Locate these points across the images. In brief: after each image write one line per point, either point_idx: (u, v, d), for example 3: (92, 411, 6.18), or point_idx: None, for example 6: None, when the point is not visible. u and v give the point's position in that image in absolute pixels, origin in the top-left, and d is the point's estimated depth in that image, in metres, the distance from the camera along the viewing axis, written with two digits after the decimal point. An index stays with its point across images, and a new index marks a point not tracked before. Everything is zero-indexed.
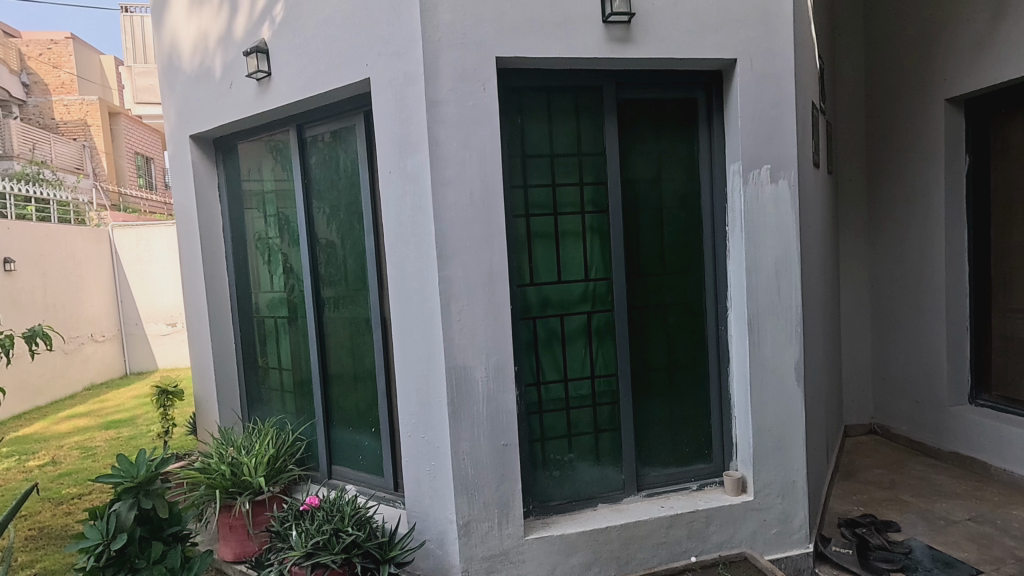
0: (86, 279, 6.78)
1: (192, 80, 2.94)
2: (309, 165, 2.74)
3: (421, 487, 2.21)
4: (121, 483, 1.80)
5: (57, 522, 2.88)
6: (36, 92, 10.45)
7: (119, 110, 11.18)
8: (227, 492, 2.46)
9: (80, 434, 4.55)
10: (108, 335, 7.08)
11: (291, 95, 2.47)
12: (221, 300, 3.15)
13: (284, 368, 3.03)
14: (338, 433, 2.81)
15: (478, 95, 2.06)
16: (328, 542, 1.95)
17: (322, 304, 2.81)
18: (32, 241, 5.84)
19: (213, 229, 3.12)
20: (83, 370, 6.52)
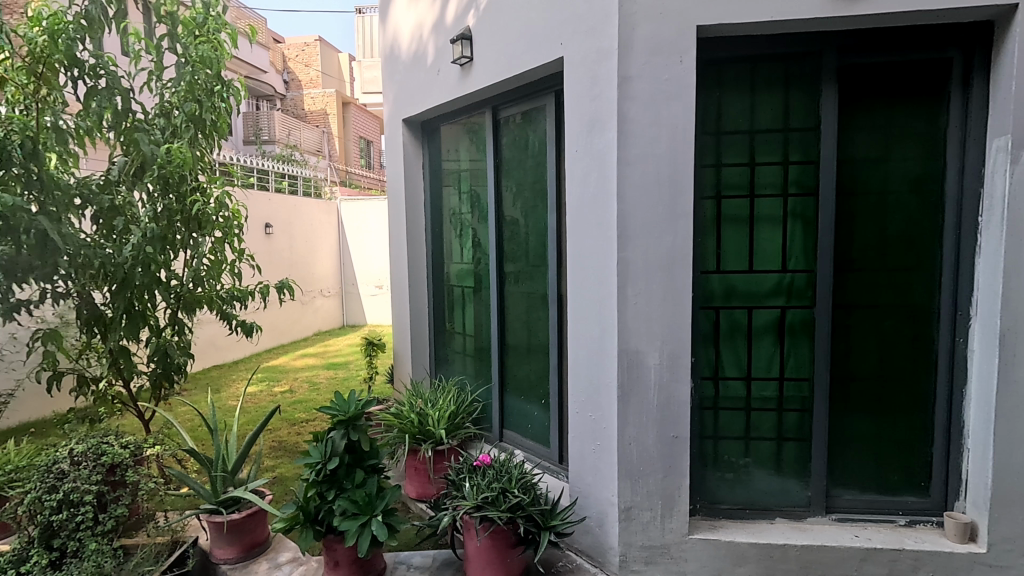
0: (320, 244, 8.13)
1: (408, 68, 3.29)
2: (501, 145, 2.89)
3: (585, 463, 2.25)
4: (336, 415, 2.11)
5: (291, 439, 3.56)
6: (292, 88, 12.65)
7: (350, 100, 13.10)
8: (415, 438, 2.78)
9: (309, 371, 5.53)
10: (332, 291, 8.45)
11: (489, 77, 2.62)
12: (418, 268, 3.52)
13: (468, 334, 3.29)
14: (510, 400, 2.98)
15: (674, 67, 1.95)
16: (496, 499, 2.08)
17: (504, 277, 2.97)
18: (286, 210, 7.21)
19: (417, 203, 3.49)
20: (314, 318, 7.91)
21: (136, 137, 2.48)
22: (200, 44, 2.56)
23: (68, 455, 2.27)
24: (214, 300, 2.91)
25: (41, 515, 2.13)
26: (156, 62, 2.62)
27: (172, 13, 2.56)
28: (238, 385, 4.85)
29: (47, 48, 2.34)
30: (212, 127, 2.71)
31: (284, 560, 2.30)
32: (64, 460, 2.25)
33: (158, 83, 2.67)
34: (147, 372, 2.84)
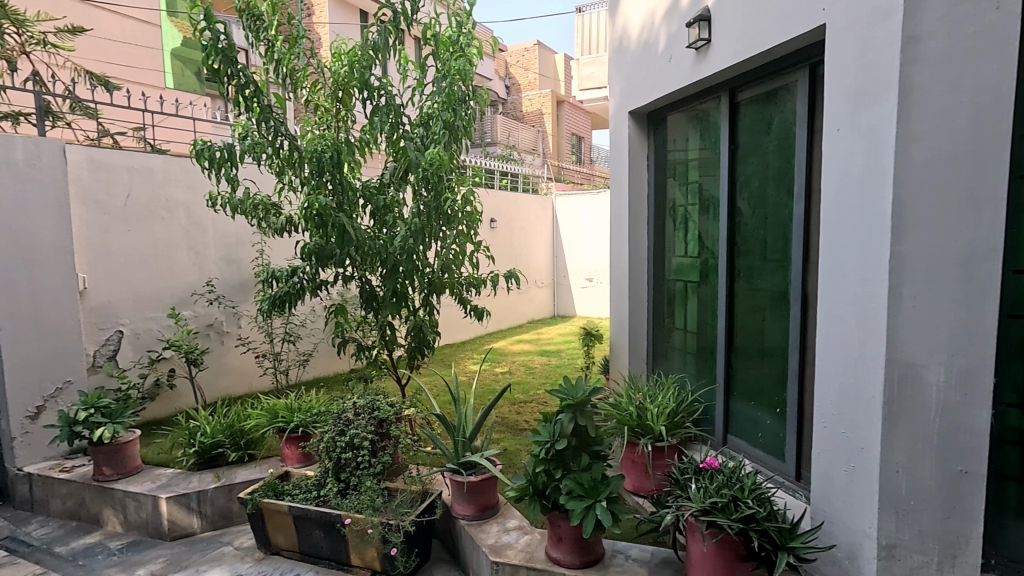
0: (536, 237, 8.62)
1: (637, 59, 3.26)
2: (738, 131, 2.70)
3: (833, 486, 1.98)
4: (565, 400, 2.22)
5: (513, 416, 3.86)
6: (513, 92, 13.67)
7: (564, 98, 13.57)
8: (633, 431, 2.77)
9: (526, 355, 5.92)
10: (545, 282, 8.92)
11: (728, 59, 2.46)
12: (639, 261, 3.48)
13: (689, 331, 3.16)
14: (737, 404, 2.77)
15: (986, 18, 1.58)
16: (726, 506, 1.97)
17: (734, 273, 2.76)
18: (508, 205, 7.83)
19: (639, 195, 3.45)
20: (528, 306, 8.45)
21: (406, 146, 2.93)
22: (456, 58, 2.90)
23: (352, 406, 2.79)
24: (456, 286, 3.28)
25: (334, 452, 2.66)
26: (420, 80, 3.05)
27: (435, 35, 2.95)
28: (466, 363, 5.43)
29: (346, 77, 2.93)
30: (461, 131, 3.05)
31: (512, 526, 2.51)
32: (349, 410, 2.77)
33: (421, 97, 3.10)
34: (405, 344, 3.34)
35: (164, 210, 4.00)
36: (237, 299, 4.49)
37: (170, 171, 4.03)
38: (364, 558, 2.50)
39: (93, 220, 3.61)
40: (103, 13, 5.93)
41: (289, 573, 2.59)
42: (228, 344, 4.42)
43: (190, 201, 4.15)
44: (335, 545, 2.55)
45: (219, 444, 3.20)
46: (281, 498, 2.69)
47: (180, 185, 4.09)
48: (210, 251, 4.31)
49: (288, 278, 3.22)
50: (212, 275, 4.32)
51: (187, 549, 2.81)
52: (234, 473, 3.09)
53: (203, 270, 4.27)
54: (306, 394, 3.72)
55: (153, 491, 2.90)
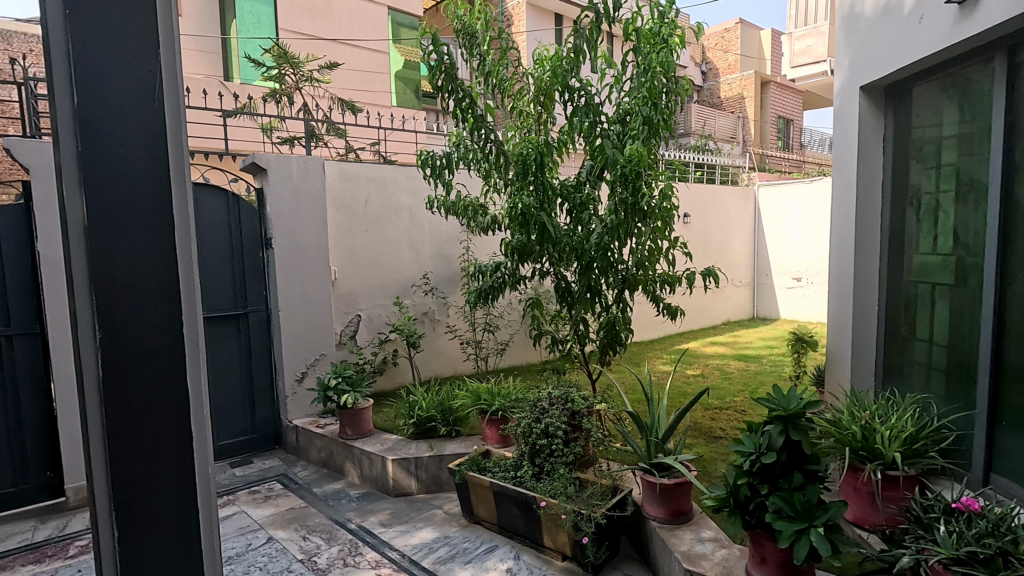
0: (735, 232, 7.98)
1: (874, 23, 2.79)
2: (1017, 99, 2.17)
3: None
4: (774, 410, 2.06)
5: (707, 423, 3.66)
6: (710, 78, 12.88)
7: (771, 78, 12.28)
8: (857, 455, 2.42)
9: (721, 359, 5.54)
10: (744, 281, 8.23)
11: (1006, 10, 1.99)
12: (870, 259, 3.00)
13: (937, 344, 2.65)
14: (1007, 438, 2.25)
15: None
16: (990, 560, 1.63)
17: (1007, 276, 2.23)
18: (704, 198, 7.40)
19: (872, 183, 2.97)
20: (723, 307, 7.89)
21: (604, 144, 2.96)
22: (658, 51, 2.83)
23: (547, 396, 2.92)
24: (650, 283, 3.22)
25: (531, 437, 2.82)
26: (619, 76, 3.05)
27: (636, 29, 2.92)
28: (655, 362, 5.29)
29: (550, 81, 3.07)
30: (661, 124, 2.96)
31: (707, 536, 2.38)
32: (545, 399, 2.90)
33: (619, 94, 3.10)
34: (597, 340, 3.39)
35: (393, 213, 4.65)
36: (447, 291, 5.02)
37: (398, 179, 4.66)
38: (556, 541, 2.63)
39: (342, 223, 4.37)
40: (351, 48, 7.10)
41: (489, 543, 2.83)
42: (439, 331, 4.97)
43: (412, 204, 4.76)
44: (530, 524, 2.72)
45: (432, 418, 3.62)
46: (483, 473, 2.94)
47: (405, 190, 4.71)
48: (427, 248, 4.89)
49: (492, 273, 3.50)
50: (427, 269, 4.90)
51: (406, 507, 3.25)
52: (444, 445, 3.47)
53: (421, 265, 4.86)
54: (504, 381, 4.01)
55: (382, 452, 3.42)
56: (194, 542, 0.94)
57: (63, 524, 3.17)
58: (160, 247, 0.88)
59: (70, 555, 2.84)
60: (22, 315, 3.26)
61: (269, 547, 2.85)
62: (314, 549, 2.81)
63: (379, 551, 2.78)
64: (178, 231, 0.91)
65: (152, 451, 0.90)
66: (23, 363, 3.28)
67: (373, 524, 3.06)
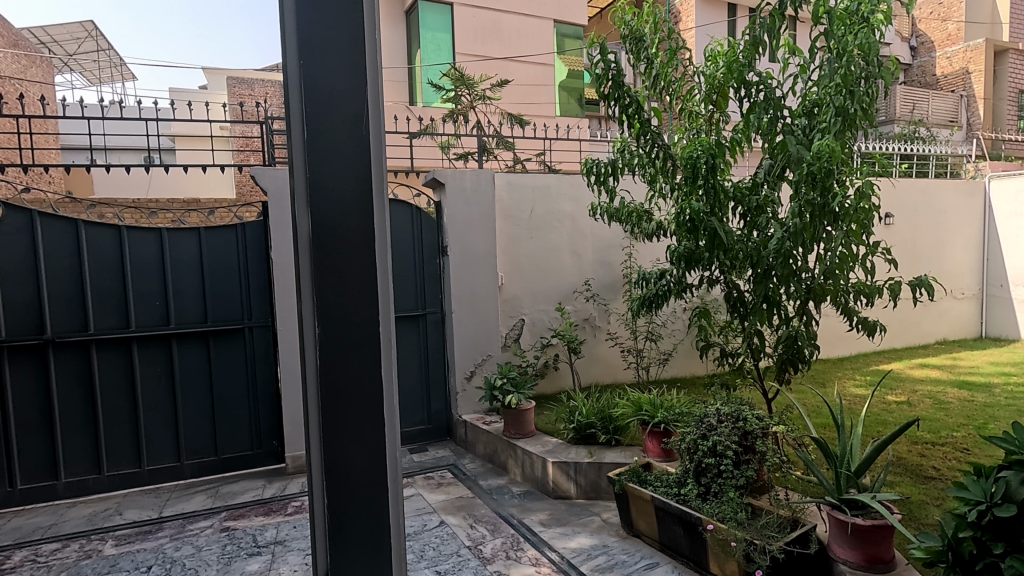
0: (955, 234, 6.68)
1: None
2: None
3: None
4: (1015, 452, 1.69)
5: (914, 459, 3.12)
6: (921, 53, 10.99)
7: (1009, 45, 10.06)
8: None
9: (934, 385, 4.66)
10: (967, 293, 6.85)
11: None
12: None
13: None
14: None
15: None
16: None
17: None
18: (912, 195, 6.34)
19: None
20: (938, 323, 6.65)
21: (786, 140, 2.70)
22: (855, 32, 2.50)
23: (716, 412, 2.74)
24: (840, 294, 2.85)
25: (696, 454, 2.67)
26: (804, 65, 2.76)
27: (828, 11, 2.62)
28: (844, 384, 4.65)
29: (722, 78, 2.89)
30: (859, 114, 2.59)
31: None
32: (712, 416, 2.73)
33: (805, 84, 2.81)
34: (774, 355, 3.09)
35: (556, 220, 4.78)
36: (609, 298, 5.00)
37: (561, 187, 4.77)
38: (724, 570, 2.45)
39: (509, 231, 4.60)
40: (520, 64, 7.45)
41: (649, 558, 2.74)
42: (599, 337, 4.96)
43: (575, 212, 4.83)
44: (695, 546, 2.57)
45: (592, 425, 3.64)
46: (644, 486, 2.87)
47: (568, 198, 4.80)
48: (588, 255, 4.92)
49: (657, 281, 3.39)
50: (589, 275, 4.93)
51: (566, 510, 3.30)
52: (603, 453, 3.45)
53: (583, 271, 4.90)
54: (667, 392, 3.86)
55: (543, 454, 3.52)
56: (383, 548, 1.06)
57: (284, 485, 3.81)
58: (363, 254, 1.02)
59: (289, 512, 3.41)
60: (260, 310, 4.01)
61: (441, 530, 3.11)
62: (480, 538, 3.00)
63: (539, 550, 2.87)
64: (376, 241, 1.04)
65: (351, 454, 1.04)
66: (260, 349, 4.03)
67: (533, 522, 3.16)
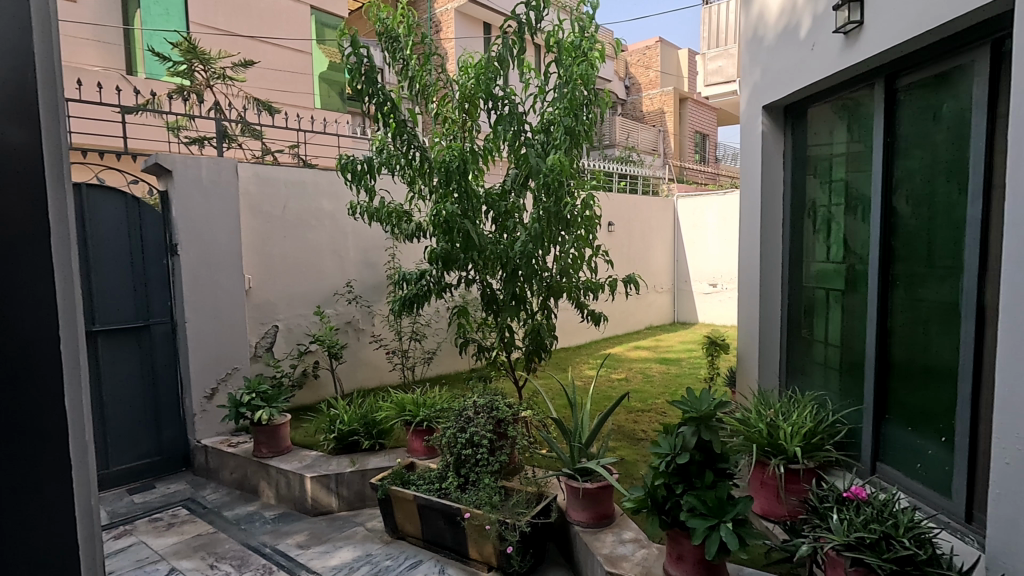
0: (658, 240, 8.36)
1: (776, 45, 2.96)
2: (897, 123, 2.38)
3: (1018, 537, 1.65)
4: (688, 412, 2.09)
5: (631, 425, 3.78)
6: (633, 92, 13.42)
7: (688, 95, 13.09)
8: (763, 450, 2.52)
9: (644, 362, 5.76)
10: (666, 288, 8.62)
11: (882, 42, 2.19)
12: (773, 288, 3.18)
13: (832, 345, 2.83)
14: (891, 430, 2.42)
15: None
16: (876, 543, 1.73)
17: (890, 282, 2.43)
18: (628, 208, 7.70)
19: (775, 198, 3.17)
20: (647, 312, 8.23)
21: (527, 152, 2.97)
22: (578, 63, 2.90)
23: (472, 405, 2.90)
24: (573, 290, 3.27)
25: (456, 447, 2.78)
26: (542, 87, 3.07)
27: (558, 42, 2.97)
28: (582, 368, 5.41)
29: (473, 89, 3.05)
30: (583, 136, 3.02)
31: (628, 537, 2.43)
32: (470, 409, 2.88)
33: (542, 104, 3.13)
34: (523, 347, 3.40)
35: (314, 219, 4.48)
36: (372, 299, 4.89)
37: (319, 183, 4.49)
38: (482, 551, 2.59)
39: (259, 229, 4.15)
40: (270, 46, 6.80)
41: (413, 558, 2.75)
42: (363, 341, 4.82)
43: (335, 210, 4.60)
44: (456, 536, 2.67)
45: (355, 432, 3.50)
46: (407, 486, 2.86)
47: (327, 196, 4.55)
48: (351, 256, 4.73)
49: (417, 281, 3.43)
50: (351, 276, 4.75)
51: (327, 526, 3.11)
52: (367, 460, 3.36)
53: (344, 272, 4.70)
54: (431, 390, 3.95)
55: (300, 470, 3.25)
56: None
57: None
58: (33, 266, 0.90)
59: None
60: None
61: None
62: None
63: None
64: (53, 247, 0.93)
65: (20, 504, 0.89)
66: None
67: (289, 546, 2.90)
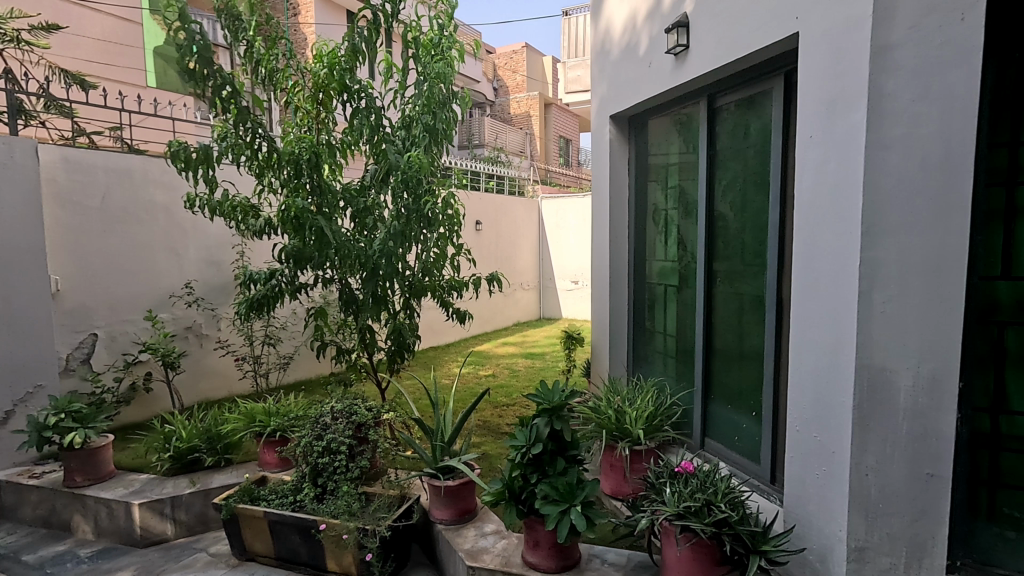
0: (524, 239, 8.65)
1: (620, 60, 3.21)
2: (716, 137, 2.70)
3: (806, 490, 1.97)
4: (542, 404, 2.19)
5: (496, 420, 3.87)
6: (500, 94, 13.72)
7: (552, 101, 13.70)
8: (611, 435, 2.72)
9: (511, 358, 5.94)
10: (532, 285, 8.95)
11: (703, 65, 2.47)
12: (621, 282, 3.50)
13: (670, 335, 3.14)
14: (715, 408, 2.75)
15: (951, 28, 1.60)
16: (700, 510, 1.94)
17: (712, 277, 2.76)
18: (494, 208, 7.86)
19: (621, 201, 3.46)
20: (514, 309, 8.49)
21: (386, 147, 2.90)
22: (437, 61, 2.90)
23: (330, 410, 2.75)
24: (438, 289, 3.26)
25: (311, 456, 2.63)
26: (401, 82, 3.01)
27: (416, 37, 2.94)
28: (450, 366, 5.43)
29: (326, 79, 2.90)
30: (442, 134, 3.02)
31: (489, 530, 2.49)
32: (327, 415, 2.73)
33: (402, 100, 3.07)
34: (385, 348, 3.31)
35: (142, 211, 3.95)
36: (217, 301, 4.44)
37: (148, 172, 3.97)
38: (341, 563, 2.49)
39: (69, 222, 3.56)
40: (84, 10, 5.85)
41: None
42: (207, 347, 4.37)
43: (169, 202, 4.10)
44: (313, 550, 2.53)
45: (195, 449, 3.15)
46: (256, 503, 2.65)
47: (159, 186, 4.04)
48: (190, 253, 4.25)
49: (266, 281, 3.17)
50: (191, 276, 4.27)
51: (161, 556, 2.76)
52: (210, 479, 3.05)
53: (182, 271, 4.22)
54: (286, 397, 3.69)
55: (126, 497, 2.85)
56: None
57: None
58: None
59: None
60: None
61: None
62: None
63: None
64: None
65: None
66: None
67: None
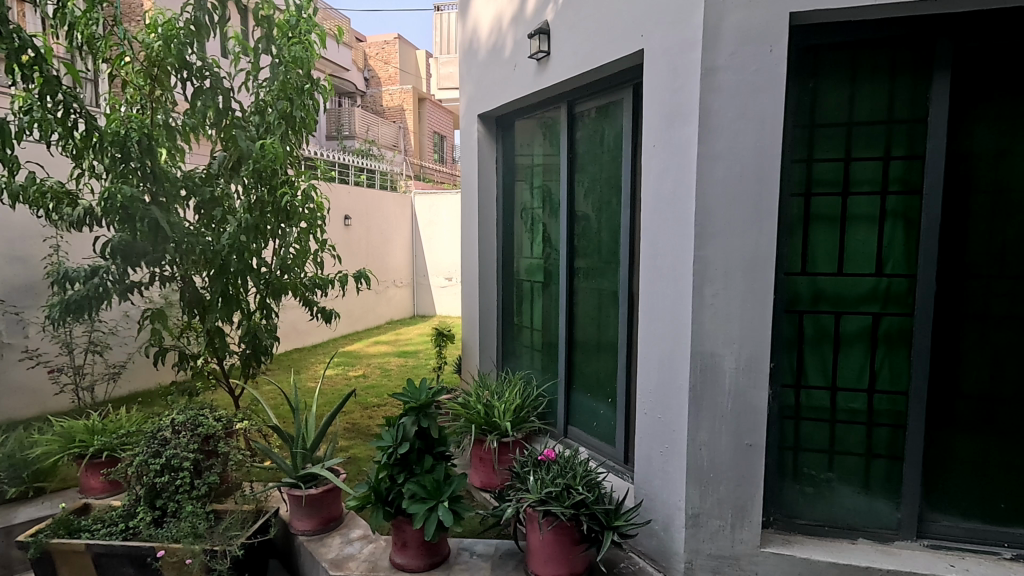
0: (397, 236, 8.46)
1: (487, 60, 3.26)
2: (576, 141, 2.86)
3: (652, 466, 2.17)
4: (408, 402, 2.15)
5: (364, 421, 3.75)
6: (372, 85, 13.25)
7: (426, 96, 13.55)
8: (480, 429, 2.77)
9: (383, 357, 5.79)
10: (406, 283, 8.80)
11: (562, 73, 2.60)
12: (488, 278, 3.57)
13: (536, 329, 3.27)
14: (577, 397, 2.92)
15: (762, 57, 1.83)
16: (560, 494, 2.05)
17: (574, 273, 2.92)
18: (365, 202, 7.59)
19: (489, 199, 3.52)
20: (387, 307, 8.28)
21: (235, 134, 2.65)
22: (293, 45, 2.72)
23: (170, 424, 2.48)
24: (299, 287, 3.06)
25: (147, 476, 2.34)
26: (253, 63, 2.78)
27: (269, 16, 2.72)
28: (317, 368, 5.15)
29: (161, 52, 2.57)
30: (301, 123, 2.85)
31: (355, 536, 2.41)
32: (166, 428, 2.46)
33: (255, 83, 2.84)
34: (238, 351, 3.05)
35: None
36: (22, 304, 3.76)
37: None
38: None
39: None
40: None
41: None
42: (9, 358, 3.69)
43: None
44: None
45: None
46: (76, 536, 2.31)
47: None
48: None
49: (86, 280, 2.74)
50: None
51: None
52: (12, 514, 2.58)
53: None
54: (116, 411, 3.24)
55: None
56: None
57: None
58: None
59: None
60: None
61: None
62: None
63: None
64: None
65: None
66: None
67: None
